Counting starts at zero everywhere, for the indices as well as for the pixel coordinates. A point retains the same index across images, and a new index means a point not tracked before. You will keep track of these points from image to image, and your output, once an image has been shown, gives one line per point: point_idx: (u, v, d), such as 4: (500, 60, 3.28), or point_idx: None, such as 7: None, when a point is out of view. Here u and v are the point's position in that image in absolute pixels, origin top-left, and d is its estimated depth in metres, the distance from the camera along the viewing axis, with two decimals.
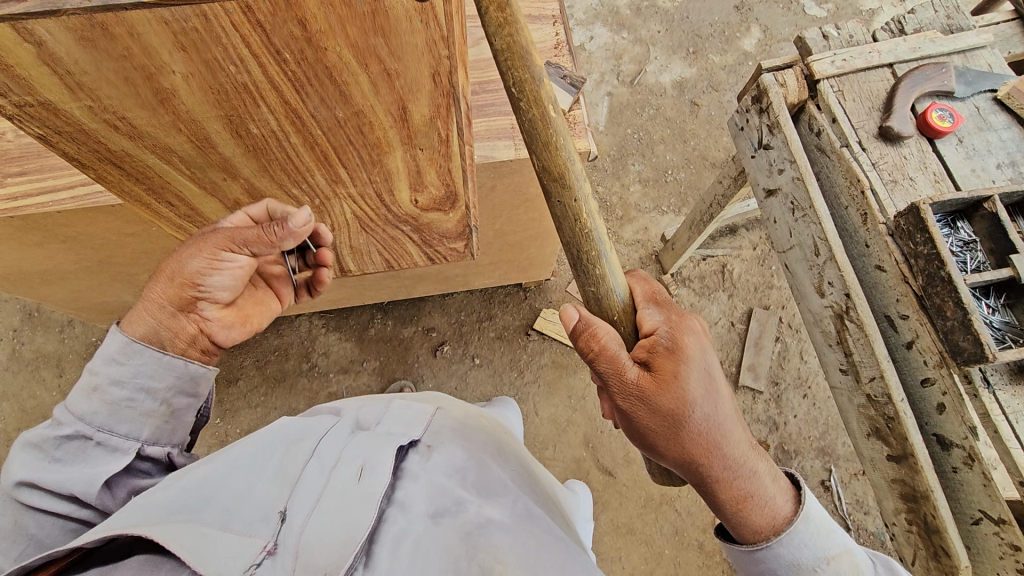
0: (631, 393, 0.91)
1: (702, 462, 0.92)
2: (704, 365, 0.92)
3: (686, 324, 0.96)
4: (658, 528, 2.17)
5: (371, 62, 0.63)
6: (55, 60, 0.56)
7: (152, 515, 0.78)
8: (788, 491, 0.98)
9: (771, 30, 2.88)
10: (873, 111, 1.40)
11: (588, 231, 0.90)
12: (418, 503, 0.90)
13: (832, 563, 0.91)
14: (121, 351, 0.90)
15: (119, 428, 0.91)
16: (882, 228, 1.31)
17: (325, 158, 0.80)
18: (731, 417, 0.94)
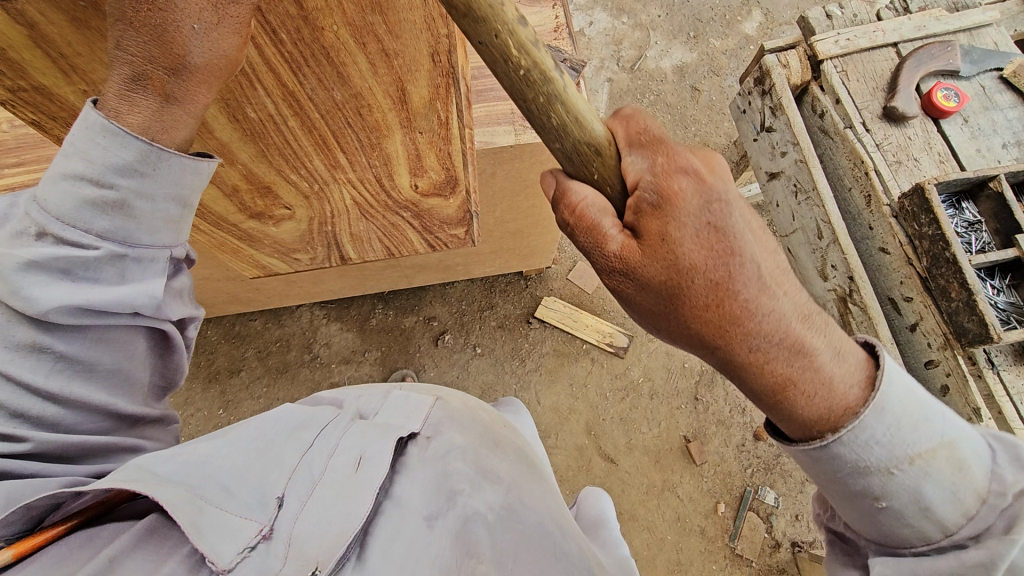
0: (617, 268, 0.72)
1: (724, 342, 0.70)
2: (703, 216, 0.69)
3: (683, 163, 0.70)
4: (661, 514, 2.18)
5: (369, 41, 0.62)
6: (46, 40, 0.58)
7: (153, 479, 0.73)
8: (854, 371, 0.72)
9: (772, 14, 2.85)
10: (877, 92, 1.38)
11: (538, 70, 0.63)
12: (411, 499, 0.89)
13: (916, 463, 0.70)
14: (142, 159, 0.67)
15: (148, 238, 0.73)
16: (886, 210, 1.32)
17: (324, 142, 0.79)
18: (758, 279, 0.70)
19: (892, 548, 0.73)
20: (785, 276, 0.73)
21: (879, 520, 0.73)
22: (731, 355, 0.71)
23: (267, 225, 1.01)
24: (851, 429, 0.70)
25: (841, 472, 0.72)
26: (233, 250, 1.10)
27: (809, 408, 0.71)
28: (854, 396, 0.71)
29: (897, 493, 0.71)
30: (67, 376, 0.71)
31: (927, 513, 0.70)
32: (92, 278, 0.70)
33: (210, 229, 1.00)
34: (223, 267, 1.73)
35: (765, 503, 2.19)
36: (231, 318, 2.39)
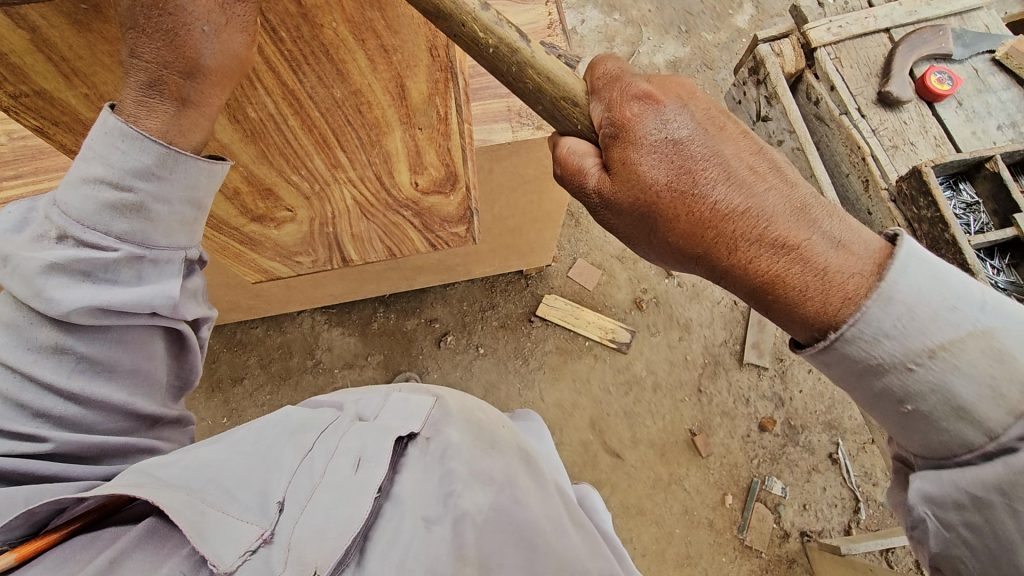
0: (598, 203, 0.73)
1: (709, 251, 0.70)
2: (661, 133, 0.69)
3: (642, 89, 0.70)
4: (668, 508, 2.19)
5: (368, 37, 0.62)
6: (48, 45, 0.58)
7: (153, 483, 0.73)
8: (853, 257, 0.66)
9: (763, 6, 2.86)
10: (871, 77, 1.39)
11: (503, 43, 0.64)
12: (413, 498, 0.88)
13: (938, 355, 0.63)
14: (158, 162, 0.66)
15: (163, 239, 0.71)
16: (884, 194, 1.34)
17: (324, 141, 0.79)
18: (729, 181, 0.68)
19: (939, 461, 0.67)
20: (767, 171, 0.70)
21: (911, 427, 0.67)
22: (719, 261, 0.70)
23: (269, 228, 1.01)
24: (856, 321, 0.63)
25: (855, 372, 0.66)
26: (235, 254, 1.10)
27: (808, 306, 0.66)
28: (857, 283, 0.65)
29: (921, 391, 0.63)
30: (89, 377, 0.72)
31: (963, 413, 0.63)
32: (110, 280, 0.69)
33: (212, 233, 1.00)
34: (224, 274, 1.73)
35: (772, 493, 2.19)
36: (232, 327, 2.38)
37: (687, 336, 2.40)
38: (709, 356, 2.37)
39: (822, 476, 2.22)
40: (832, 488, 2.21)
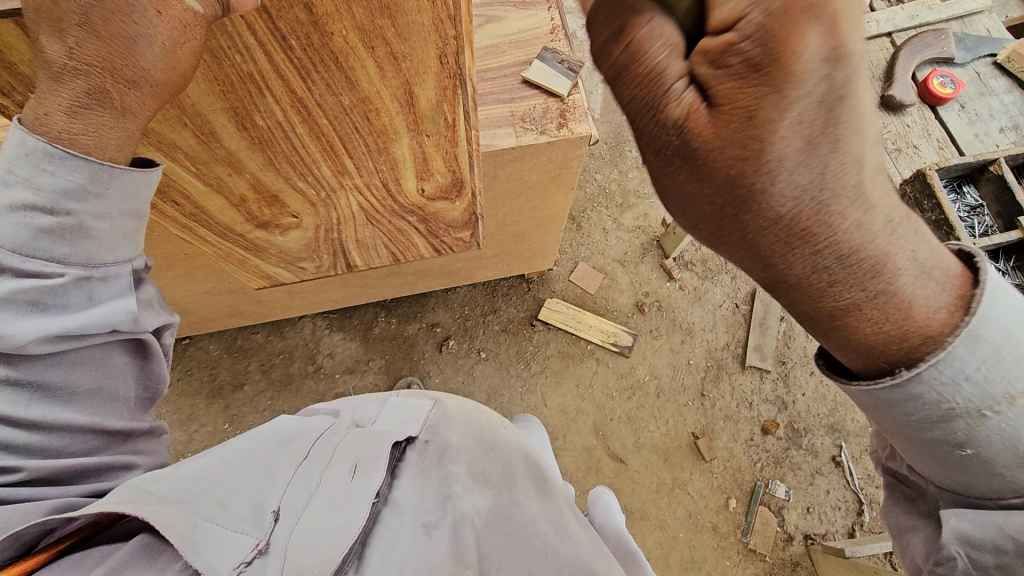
0: (677, 140, 0.55)
1: (791, 258, 0.55)
2: (803, 82, 0.49)
3: (818, 1, 0.47)
4: (672, 512, 2.18)
5: (377, 45, 0.62)
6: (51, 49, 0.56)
7: (146, 496, 0.70)
8: (938, 288, 0.57)
9: (761, 11, 2.88)
10: (873, 81, 1.40)
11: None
12: (411, 505, 0.88)
13: (1017, 404, 0.59)
14: (93, 179, 0.63)
15: (110, 256, 0.69)
16: (886, 197, 1.37)
17: (331, 149, 0.79)
18: (853, 181, 0.51)
19: (976, 499, 0.68)
20: (877, 178, 0.55)
21: (959, 470, 0.66)
22: (795, 275, 0.56)
23: (273, 235, 1.00)
24: (933, 362, 0.58)
25: (918, 416, 0.61)
26: (239, 261, 1.10)
27: (875, 337, 0.58)
28: (940, 322, 0.57)
29: (986, 439, 0.61)
30: (44, 403, 0.69)
31: (1002, 454, 0.62)
32: (60, 307, 0.66)
33: (216, 240, 1.00)
34: (227, 280, 1.73)
35: (776, 497, 2.18)
36: (233, 332, 2.38)
37: (689, 339, 2.40)
38: (711, 360, 2.37)
39: (825, 479, 2.22)
40: (836, 491, 2.21)
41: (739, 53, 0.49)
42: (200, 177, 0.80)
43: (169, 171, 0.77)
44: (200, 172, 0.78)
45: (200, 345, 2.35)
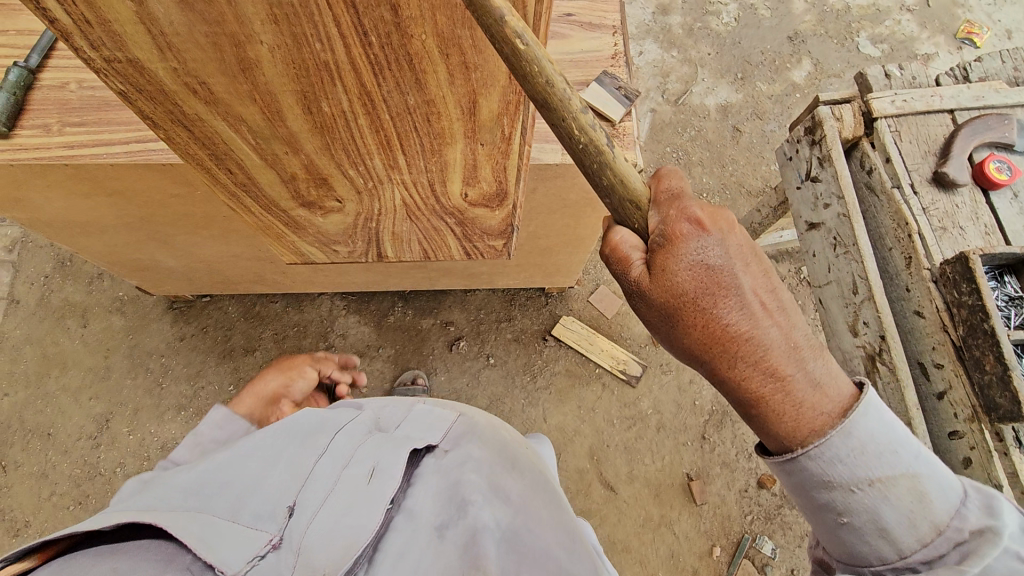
0: (633, 292, 0.84)
1: (716, 364, 0.82)
2: (701, 257, 0.79)
3: (693, 208, 0.80)
4: (654, 548, 2.16)
5: (452, 53, 0.64)
6: (152, 20, 0.57)
7: (166, 496, 0.82)
8: (831, 404, 0.81)
9: (822, 65, 2.87)
10: (929, 155, 1.28)
11: (594, 144, 0.70)
12: (421, 509, 0.91)
13: (877, 487, 0.80)
14: None
15: None
16: (926, 273, 1.21)
17: (387, 143, 0.81)
18: (749, 313, 0.80)
19: (857, 566, 0.85)
20: (775, 312, 0.82)
21: (842, 535, 0.84)
22: (721, 375, 0.82)
23: (314, 215, 1.03)
24: (819, 446, 0.79)
25: (809, 487, 0.83)
26: (277, 235, 1.12)
27: (784, 429, 0.81)
28: (826, 422, 0.80)
29: (858, 511, 0.81)
30: None
31: (884, 533, 0.81)
32: None
33: (259, 212, 1.02)
34: (256, 247, 1.80)
35: (761, 552, 2.15)
36: (253, 298, 2.42)
37: (698, 380, 2.38)
38: (717, 404, 2.35)
39: None
40: None
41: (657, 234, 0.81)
42: (258, 152, 0.81)
43: (230, 143, 0.79)
44: (259, 147, 0.80)
45: (220, 305, 2.41)
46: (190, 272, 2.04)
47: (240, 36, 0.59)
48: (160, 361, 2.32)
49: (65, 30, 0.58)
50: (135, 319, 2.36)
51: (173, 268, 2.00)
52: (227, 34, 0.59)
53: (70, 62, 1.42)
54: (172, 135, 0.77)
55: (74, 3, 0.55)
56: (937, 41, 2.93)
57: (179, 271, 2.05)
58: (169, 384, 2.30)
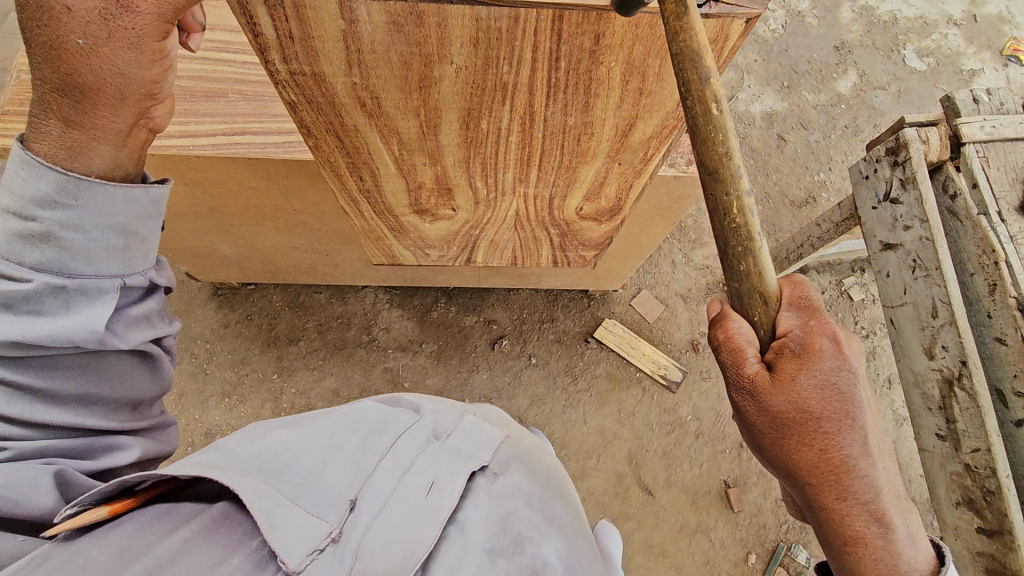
0: (746, 391, 0.83)
1: (816, 486, 0.84)
2: (836, 382, 0.80)
3: (837, 334, 0.81)
4: (690, 554, 2.17)
5: (633, 79, 0.65)
6: (354, 37, 0.57)
7: (235, 464, 0.89)
8: (916, 550, 0.86)
9: (868, 76, 2.85)
10: (1017, 184, 1.29)
11: (746, 228, 0.75)
12: (476, 529, 0.85)
13: None
14: (60, 191, 0.78)
15: (88, 269, 0.82)
16: (1012, 301, 1.23)
17: (527, 159, 0.81)
18: (866, 449, 0.82)
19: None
20: (884, 452, 0.85)
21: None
22: (819, 496, 0.84)
23: (423, 222, 1.03)
24: None
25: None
26: (377, 238, 1.12)
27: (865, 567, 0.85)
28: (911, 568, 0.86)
29: None
30: (25, 402, 0.79)
31: None
32: (34, 310, 0.78)
33: (369, 217, 1.02)
34: (317, 240, 1.81)
35: (796, 561, 2.17)
36: (297, 288, 2.43)
37: None
38: None
39: None
40: None
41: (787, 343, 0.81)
42: (398, 162, 0.82)
43: (374, 152, 0.79)
44: (401, 157, 0.80)
45: (264, 293, 2.41)
46: (243, 262, 2.02)
47: (433, 56, 0.60)
48: (205, 347, 2.33)
49: (264, 43, 0.58)
50: (180, 304, 2.36)
51: (227, 257, 1.98)
52: (420, 56, 0.60)
53: None
54: (320, 143, 0.77)
55: (285, 19, 0.55)
56: (983, 57, 2.91)
57: (231, 261, 2.02)
58: (214, 371, 2.31)
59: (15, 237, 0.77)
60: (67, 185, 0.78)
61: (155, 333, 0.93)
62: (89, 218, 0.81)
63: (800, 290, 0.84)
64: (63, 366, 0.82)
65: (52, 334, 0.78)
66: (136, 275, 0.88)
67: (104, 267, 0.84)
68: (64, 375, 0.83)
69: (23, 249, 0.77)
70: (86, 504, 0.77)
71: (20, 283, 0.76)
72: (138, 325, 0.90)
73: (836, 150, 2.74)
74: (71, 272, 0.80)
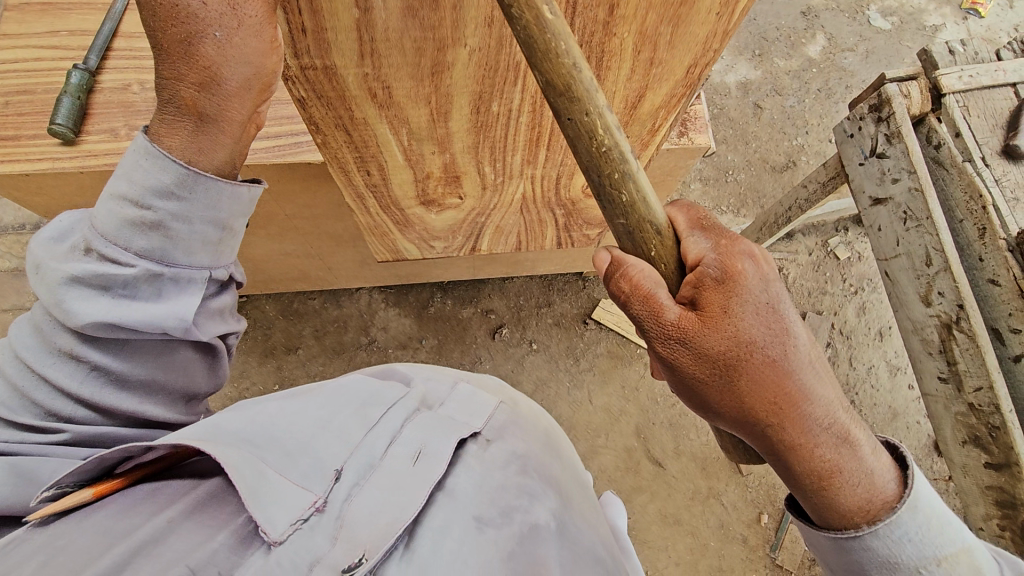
0: (672, 336, 0.78)
1: (769, 421, 0.78)
2: (761, 301, 0.77)
3: (745, 250, 0.80)
4: (705, 520, 2.20)
5: (645, 49, 0.77)
6: (369, 27, 0.63)
7: (218, 437, 0.84)
8: (885, 466, 0.80)
9: (836, 39, 2.89)
10: (997, 129, 1.34)
11: (615, 148, 0.71)
12: (466, 497, 0.92)
13: (942, 562, 0.78)
14: (179, 183, 0.78)
15: (184, 259, 0.82)
16: (1002, 243, 1.27)
17: (535, 140, 0.88)
18: (808, 366, 0.78)
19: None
20: (827, 369, 0.81)
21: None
22: (775, 435, 0.78)
23: (429, 213, 1.07)
24: (889, 522, 0.77)
25: (870, 564, 0.79)
26: (382, 233, 1.13)
27: (844, 498, 0.78)
28: (891, 492, 0.79)
29: None
30: (95, 385, 0.83)
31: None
32: (131, 295, 0.80)
33: (375, 212, 1.05)
34: (309, 244, 1.78)
35: None
36: (290, 295, 2.40)
37: None
38: None
39: None
40: None
41: (705, 272, 0.78)
42: (406, 152, 0.88)
43: (384, 144, 0.86)
44: (410, 147, 0.87)
45: (257, 304, 2.38)
46: None
47: (446, 41, 0.67)
48: None
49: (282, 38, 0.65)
50: None
51: None
52: (429, 43, 0.67)
53: (127, 59, 1.34)
54: (328, 139, 0.83)
55: (299, 13, 0.61)
56: (945, 12, 2.96)
57: None
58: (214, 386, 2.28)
59: (126, 223, 0.77)
60: (185, 178, 0.78)
61: (224, 328, 0.94)
62: (198, 210, 0.80)
63: (693, 214, 0.84)
64: (137, 350, 0.85)
65: (147, 318, 0.80)
66: (220, 269, 0.88)
67: (198, 258, 0.83)
68: (138, 361, 0.86)
69: (132, 236, 0.78)
70: (68, 486, 0.76)
71: (123, 267, 0.78)
72: (214, 317, 0.91)
73: (812, 113, 2.78)
74: (170, 260, 0.81)
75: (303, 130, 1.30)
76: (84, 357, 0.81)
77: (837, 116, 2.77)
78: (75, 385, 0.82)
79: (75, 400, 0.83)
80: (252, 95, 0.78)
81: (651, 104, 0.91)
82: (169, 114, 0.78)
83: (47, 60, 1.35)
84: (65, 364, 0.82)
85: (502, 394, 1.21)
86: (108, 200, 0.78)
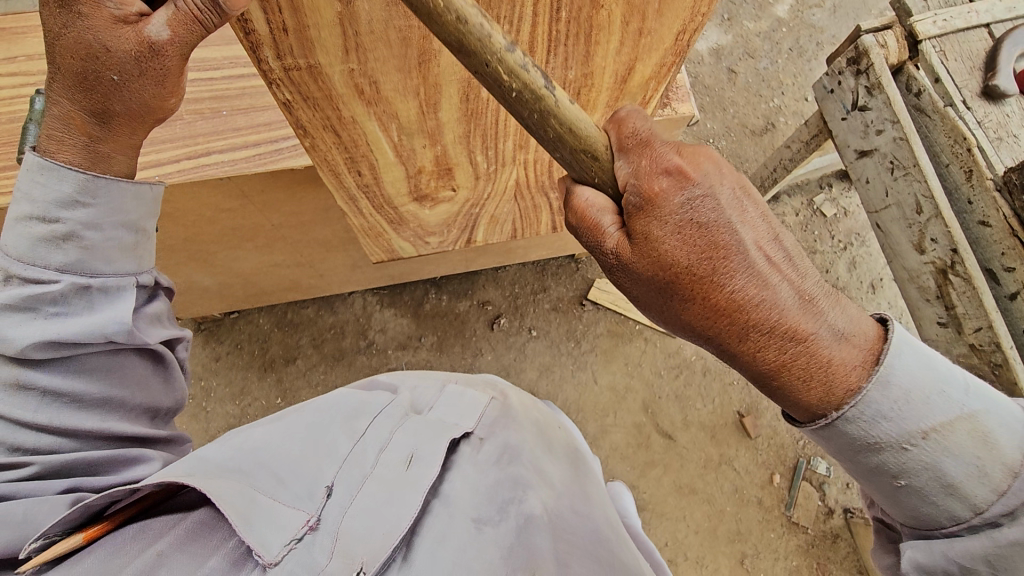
0: (616, 264, 0.78)
1: (722, 334, 0.76)
2: (688, 212, 0.73)
3: (669, 160, 0.74)
4: (719, 486, 2.22)
5: (635, 21, 0.77)
6: (353, 18, 0.61)
7: (205, 470, 0.86)
8: (856, 352, 0.74)
9: None
10: (975, 71, 1.36)
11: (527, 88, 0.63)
12: (462, 501, 0.94)
13: (931, 439, 0.73)
14: (82, 189, 0.85)
15: (108, 268, 0.88)
16: (990, 183, 1.29)
17: (528, 123, 0.89)
18: (750, 270, 0.74)
19: (927, 531, 0.78)
20: (783, 262, 0.76)
21: (902, 500, 0.78)
22: (728, 346, 0.76)
23: (423, 209, 1.06)
24: (856, 405, 0.73)
25: (852, 452, 0.76)
26: (376, 234, 1.12)
27: (810, 394, 0.74)
28: (859, 374, 0.73)
29: (916, 471, 0.74)
30: (50, 409, 0.83)
31: (952, 490, 0.74)
32: (61, 310, 0.84)
33: (368, 213, 1.04)
34: (299, 253, 1.75)
35: (817, 472, 2.23)
36: (282, 307, 2.37)
37: None
38: None
39: None
40: None
41: (631, 199, 0.74)
42: (397, 149, 0.87)
43: (374, 142, 0.84)
44: (401, 143, 0.86)
45: (250, 319, 2.34)
46: (225, 290, 1.94)
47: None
48: (199, 385, 2.27)
49: (258, 41, 0.63)
50: None
51: (207, 288, 1.89)
52: (413, 33, 0.66)
53: None
54: (316, 142, 0.82)
55: (278, 12, 0.59)
56: None
57: (212, 292, 1.94)
58: (214, 407, 2.25)
59: (39, 240, 0.83)
60: (86, 184, 0.85)
61: (170, 333, 0.99)
62: (107, 216, 0.88)
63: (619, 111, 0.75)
64: (87, 368, 0.86)
65: (84, 329, 0.84)
66: (146, 274, 0.94)
67: (120, 265, 0.90)
68: (87, 378, 0.86)
69: (48, 252, 0.84)
70: (55, 535, 0.76)
71: (49, 285, 0.83)
72: (154, 323, 0.95)
73: (786, 73, 2.78)
74: (93, 272, 0.87)
75: (281, 135, 1.27)
76: (31, 384, 0.81)
77: (812, 74, 2.77)
78: (30, 414, 0.81)
79: (35, 429, 0.82)
80: (142, 126, 0.90)
81: (641, 76, 0.91)
82: (55, 132, 0.86)
83: (9, 89, 1.31)
84: (12, 396, 0.81)
85: (493, 388, 1.21)
86: (14, 225, 0.84)
